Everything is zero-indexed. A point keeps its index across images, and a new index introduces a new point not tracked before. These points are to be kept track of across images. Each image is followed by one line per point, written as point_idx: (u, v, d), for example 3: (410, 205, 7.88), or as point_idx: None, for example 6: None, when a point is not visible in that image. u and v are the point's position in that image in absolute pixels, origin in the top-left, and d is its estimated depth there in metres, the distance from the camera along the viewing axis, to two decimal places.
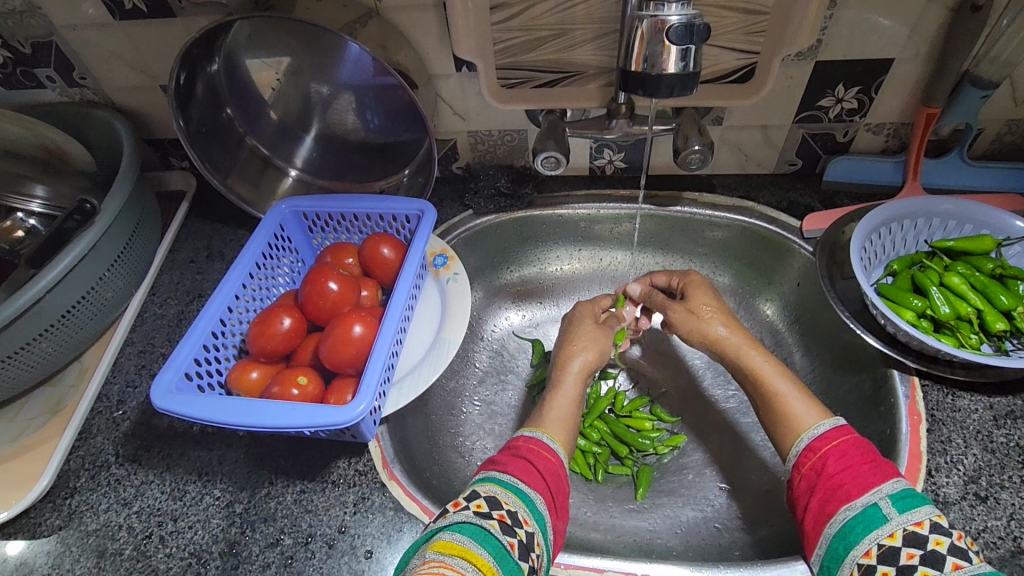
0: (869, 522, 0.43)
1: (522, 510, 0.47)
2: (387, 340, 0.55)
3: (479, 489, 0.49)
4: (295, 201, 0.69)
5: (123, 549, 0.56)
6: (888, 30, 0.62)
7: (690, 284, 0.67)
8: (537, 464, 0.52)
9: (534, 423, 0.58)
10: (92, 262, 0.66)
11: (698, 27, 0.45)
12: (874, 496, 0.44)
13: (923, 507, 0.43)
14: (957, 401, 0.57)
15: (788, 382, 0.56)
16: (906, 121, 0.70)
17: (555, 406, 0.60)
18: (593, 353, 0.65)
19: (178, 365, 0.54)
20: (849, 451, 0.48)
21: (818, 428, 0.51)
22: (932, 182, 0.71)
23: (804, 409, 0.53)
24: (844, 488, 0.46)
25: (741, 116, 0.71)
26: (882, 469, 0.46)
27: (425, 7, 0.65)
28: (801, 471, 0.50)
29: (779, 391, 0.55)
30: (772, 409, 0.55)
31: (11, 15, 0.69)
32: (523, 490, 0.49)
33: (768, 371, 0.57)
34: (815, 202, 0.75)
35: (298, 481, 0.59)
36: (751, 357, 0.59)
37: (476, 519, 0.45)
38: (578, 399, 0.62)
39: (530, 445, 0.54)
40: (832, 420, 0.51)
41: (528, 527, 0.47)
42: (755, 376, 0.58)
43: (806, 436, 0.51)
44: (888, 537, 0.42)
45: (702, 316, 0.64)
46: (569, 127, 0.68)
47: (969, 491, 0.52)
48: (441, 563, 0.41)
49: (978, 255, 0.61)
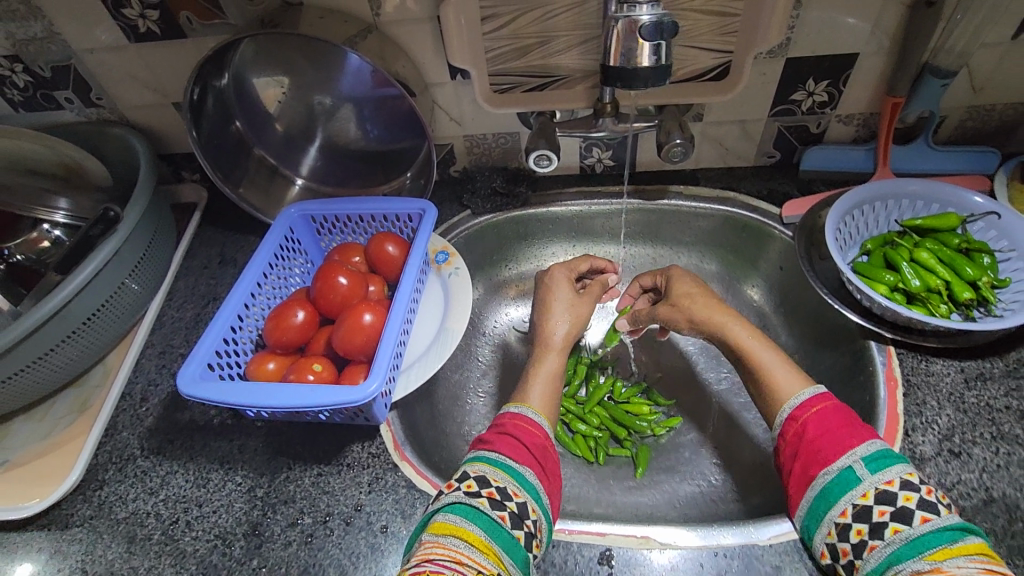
0: (845, 484, 0.47)
1: (511, 484, 0.51)
2: (396, 327, 0.59)
3: (470, 470, 0.52)
4: (303, 205, 0.73)
5: (152, 534, 0.59)
6: (850, 27, 0.66)
7: (673, 278, 0.71)
8: (522, 439, 0.55)
9: (521, 399, 0.61)
10: (114, 268, 0.70)
11: (667, 24, 0.50)
12: (848, 459, 0.48)
13: (894, 466, 0.47)
14: (931, 366, 0.61)
15: (769, 353, 0.59)
16: (874, 111, 0.75)
17: (538, 382, 0.63)
18: (573, 323, 0.68)
19: (201, 356, 0.57)
20: (831, 414, 0.52)
21: (799, 397, 0.54)
22: (902, 168, 0.75)
23: (787, 378, 0.57)
24: (823, 453, 0.50)
25: (719, 112, 0.76)
26: (858, 431, 0.50)
27: (421, 21, 0.69)
28: (786, 438, 0.53)
29: (762, 363, 0.59)
30: (756, 381, 0.59)
31: (34, 41, 0.74)
32: (511, 465, 0.52)
33: (752, 344, 0.61)
34: (794, 190, 0.79)
35: (315, 465, 0.62)
36: (734, 330, 0.62)
37: (467, 499, 0.49)
38: (560, 373, 0.65)
39: (517, 422, 0.57)
40: (812, 389, 0.54)
41: (519, 499, 0.50)
42: (741, 350, 0.61)
43: (788, 405, 0.54)
44: (861, 497, 0.46)
45: (688, 303, 0.67)
46: (558, 127, 0.72)
47: (943, 448, 0.56)
48: (436, 543, 0.45)
49: (945, 231, 0.66)
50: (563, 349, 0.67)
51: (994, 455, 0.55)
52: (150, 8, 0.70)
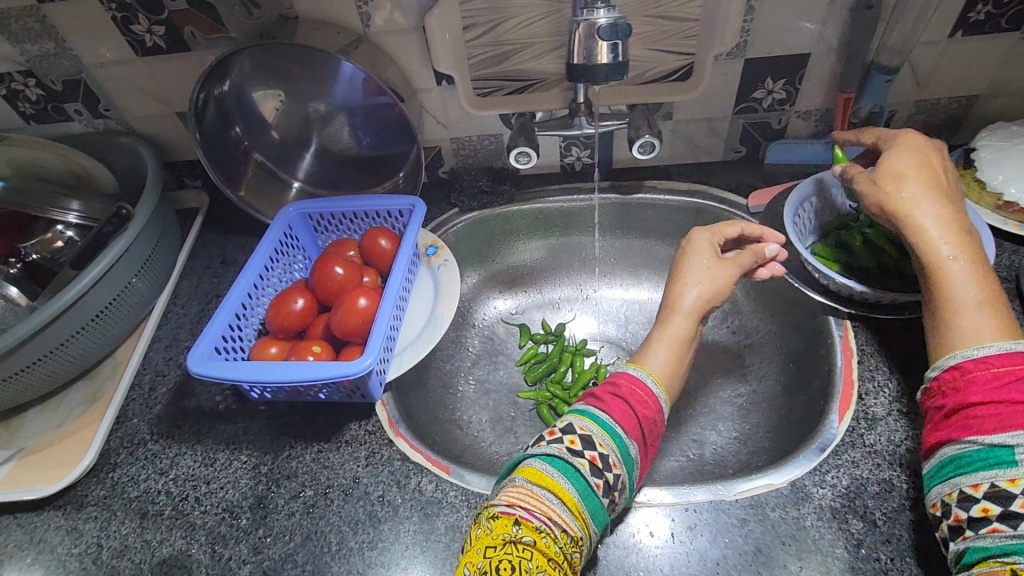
0: (994, 460, 0.42)
1: (614, 454, 0.52)
2: (389, 310, 0.63)
3: (577, 423, 0.53)
4: (300, 204, 0.78)
5: (163, 510, 0.63)
6: (800, 29, 0.72)
7: (898, 144, 0.59)
8: (633, 406, 0.55)
9: (641, 361, 0.60)
10: (124, 265, 0.75)
11: (621, 26, 0.56)
12: (1012, 438, 0.41)
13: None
14: (883, 337, 0.66)
15: (971, 283, 0.51)
16: (829, 107, 0.81)
17: (659, 346, 0.61)
18: (711, 287, 0.63)
19: (208, 340, 0.62)
20: (1013, 381, 0.44)
21: (982, 349, 0.46)
22: (857, 158, 0.81)
23: (983, 319, 0.49)
24: (981, 420, 0.43)
25: (687, 110, 0.82)
26: None
27: (407, 31, 0.75)
28: (942, 389, 0.48)
29: (955, 292, 0.51)
30: (936, 310, 0.51)
31: (46, 57, 0.79)
32: (619, 432, 0.53)
33: (954, 267, 0.51)
34: (760, 183, 0.85)
35: (315, 442, 0.66)
36: (937, 245, 0.53)
37: (569, 456, 0.50)
38: (689, 338, 0.62)
39: (634, 387, 0.57)
40: (1020, 344, 0.46)
41: (616, 471, 0.51)
42: (934, 268, 0.52)
43: (962, 353, 0.47)
44: (1005, 481, 0.41)
45: (891, 191, 0.55)
46: (539, 126, 0.77)
47: (893, 408, 0.61)
48: (529, 491, 0.48)
49: None
50: (690, 313, 0.63)
51: None
52: (157, 24, 0.75)
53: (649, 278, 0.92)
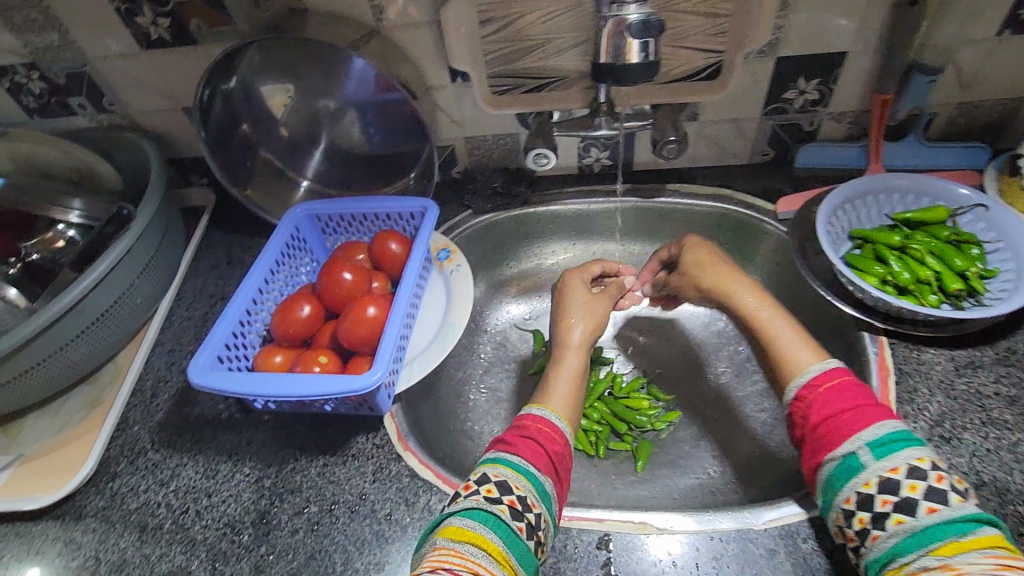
0: (849, 472, 0.48)
1: (531, 494, 0.52)
2: (399, 319, 0.60)
3: (490, 473, 0.53)
4: (308, 205, 0.75)
5: (163, 523, 0.61)
6: (838, 25, 0.68)
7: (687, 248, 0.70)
8: (543, 444, 0.56)
9: (541, 400, 0.62)
10: (127, 267, 0.72)
11: (653, 22, 0.52)
12: (853, 446, 0.48)
13: (901, 452, 0.46)
14: (923, 355, 0.63)
15: (785, 326, 0.59)
16: (865, 108, 0.76)
17: (559, 385, 0.63)
18: (592, 323, 0.69)
19: (211, 348, 0.59)
20: (841, 394, 0.51)
21: (807, 374, 0.54)
22: (893, 163, 0.77)
23: (798, 351, 0.56)
24: (829, 437, 0.50)
25: (713, 111, 0.78)
26: (864, 413, 0.49)
27: (421, 25, 0.72)
28: (797, 420, 0.54)
29: (773, 336, 0.58)
30: (768, 355, 0.58)
31: (49, 49, 0.77)
32: (533, 473, 0.53)
33: (762, 316, 0.60)
34: (788, 188, 0.81)
35: (321, 455, 0.64)
36: (742, 300, 0.62)
37: (486, 505, 0.50)
38: (582, 373, 0.66)
39: (540, 426, 0.58)
40: (822, 364, 0.54)
41: (536, 509, 0.51)
42: (752, 322, 0.61)
43: (795, 385, 0.54)
44: (864, 485, 0.46)
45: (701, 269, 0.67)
46: (556, 126, 0.74)
47: (934, 433, 0.57)
48: (452, 550, 0.46)
49: (934, 224, 0.67)
50: (580, 347, 0.67)
51: (984, 440, 0.56)
52: (162, 16, 0.73)
53: None
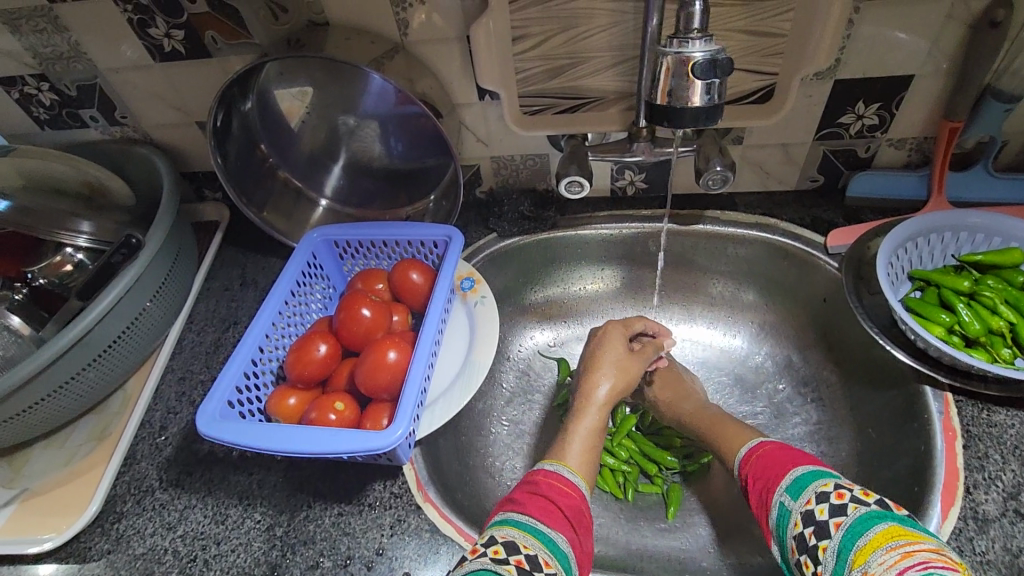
0: (783, 521, 0.47)
1: (542, 552, 0.46)
2: (421, 365, 0.56)
3: (497, 534, 0.48)
4: (326, 230, 0.71)
5: (169, 572, 0.57)
6: (905, 45, 0.62)
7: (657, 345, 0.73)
8: (557, 500, 0.52)
9: (556, 457, 0.58)
10: (137, 293, 0.69)
11: (721, 61, 0.47)
12: (778, 495, 0.48)
13: (811, 483, 0.47)
14: (993, 416, 0.57)
15: (729, 421, 0.63)
16: (929, 135, 0.70)
17: (575, 440, 0.60)
18: (620, 381, 0.66)
19: (221, 394, 0.55)
20: (770, 455, 0.53)
21: (742, 449, 0.57)
22: (958, 195, 0.71)
23: (736, 436, 0.60)
24: (762, 494, 0.50)
25: (761, 135, 0.72)
26: (784, 463, 0.51)
27: (449, 40, 0.67)
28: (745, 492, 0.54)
29: (716, 429, 0.63)
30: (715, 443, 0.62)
31: (58, 60, 0.73)
32: (544, 531, 0.48)
33: (710, 414, 0.66)
34: (839, 218, 0.75)
35: (336, 503, 0.60)
36: (688, 400, 0.70)
37: (492, 566, 0.44)
38: (602, 430, 0.63)
39: (552, 482, 0.54)
40: (753, 440, 0.57)
41: (550, 570, 0.46)
42: (702, 420, 0.66)
43: (737, 458, 0.57)
44: (794, 526, 0.46)
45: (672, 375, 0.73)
46: (590, 150, 0.69)
47: (1008, 508, 0.52)
48: None
49: (1009, 268, 0.61)
50: (604, 406, 0.65)
51: None
52: (176, 28, 0.69)
53: (704, 316, 0.83)
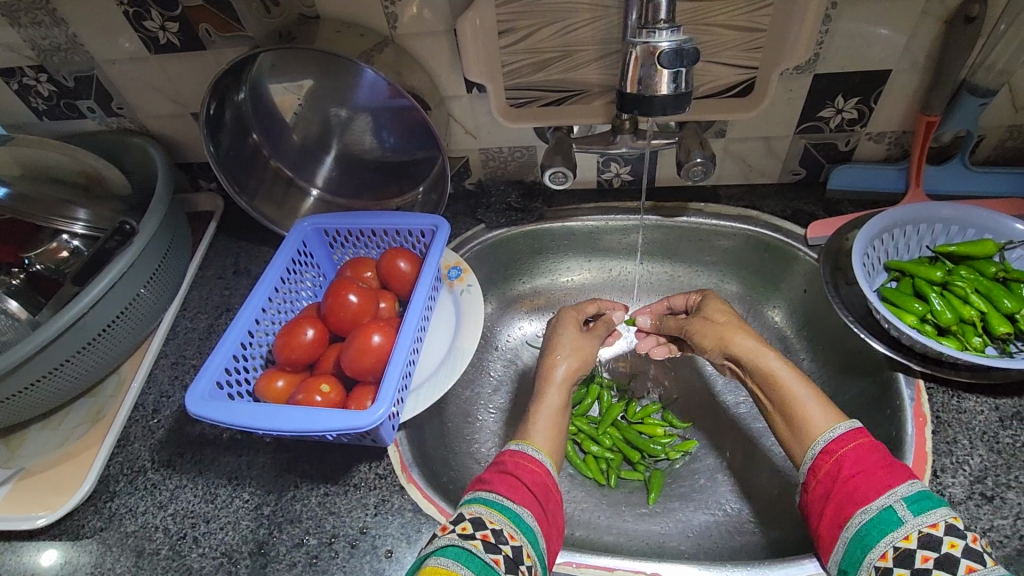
0: (885, 526, 0.45)
1: (508, 527, 0.48)
2: (405, 348, 0.58)
3: (466, 512, 0.50)
4: (316, 219, 0.73)
5: (160, 549, 0.59)
6: (884, 40, 0.63)
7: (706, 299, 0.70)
8: (522, 478, 0.53)
9: (522, 437, 0.59)
10: (131, 279, 0.71)
11: (687, 51, 0.48)
12: (890, 499, 0.45)
13: (937, 509, 0.44)
14: (963, 403, 0.58)
15: (805, 387, 0.56)
16: (907, 129, 0.71)
17: (540, 420, 0.61)
18: (576, 360, 0.67)
19: (209, 374, 0.57)
20: (871, 451, 0.49)
21: (834, 431, 0.52)
22: (936, 188, 0.72)
23: (820, 413, 0.54)
24: (860, 491, 0.47)
25: (742, 128, 0.73)
26: (899, 471, 0.47)
27: (437, 34, 0.68)
28: (818, 473, 0.51)
29: (796, 394, 0.56)
30: (788, 415, 0.55)
31: (56, 52, 0.75)
32: (508, 506, 0.50)
33: (786, 374, 0.57)
34: (819, 210, 0.76)
35: (322, 484, 0.62)
36: (767, 359, 0.59)
37: (459, 541, 0.46)
38: (564, 409, 0.64)
39: (518, 460, 0.55)
40: (847, 423, 0.52)
41: (515, 543, 0.48)
42: (775, 381, 0.58)
43: (823, 439, 0.52)
44: (903, 540, 0.43)
45: (719, 323, 0.65)
46: (575, 142, 0.70)
47: (975, 491, 0.53)
48: None
49: (981, 260, 0.62)
50: (565, 385, 0.65)
51: None
52: (171, 20, 0.70)
53: None
